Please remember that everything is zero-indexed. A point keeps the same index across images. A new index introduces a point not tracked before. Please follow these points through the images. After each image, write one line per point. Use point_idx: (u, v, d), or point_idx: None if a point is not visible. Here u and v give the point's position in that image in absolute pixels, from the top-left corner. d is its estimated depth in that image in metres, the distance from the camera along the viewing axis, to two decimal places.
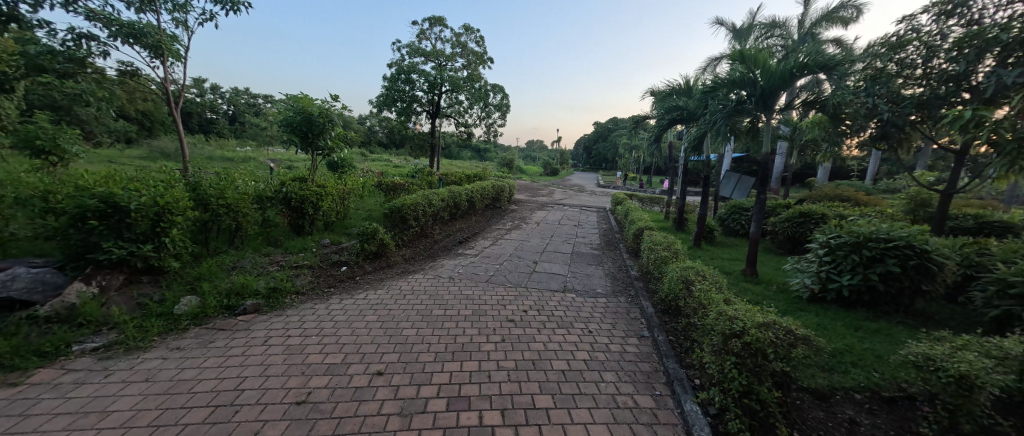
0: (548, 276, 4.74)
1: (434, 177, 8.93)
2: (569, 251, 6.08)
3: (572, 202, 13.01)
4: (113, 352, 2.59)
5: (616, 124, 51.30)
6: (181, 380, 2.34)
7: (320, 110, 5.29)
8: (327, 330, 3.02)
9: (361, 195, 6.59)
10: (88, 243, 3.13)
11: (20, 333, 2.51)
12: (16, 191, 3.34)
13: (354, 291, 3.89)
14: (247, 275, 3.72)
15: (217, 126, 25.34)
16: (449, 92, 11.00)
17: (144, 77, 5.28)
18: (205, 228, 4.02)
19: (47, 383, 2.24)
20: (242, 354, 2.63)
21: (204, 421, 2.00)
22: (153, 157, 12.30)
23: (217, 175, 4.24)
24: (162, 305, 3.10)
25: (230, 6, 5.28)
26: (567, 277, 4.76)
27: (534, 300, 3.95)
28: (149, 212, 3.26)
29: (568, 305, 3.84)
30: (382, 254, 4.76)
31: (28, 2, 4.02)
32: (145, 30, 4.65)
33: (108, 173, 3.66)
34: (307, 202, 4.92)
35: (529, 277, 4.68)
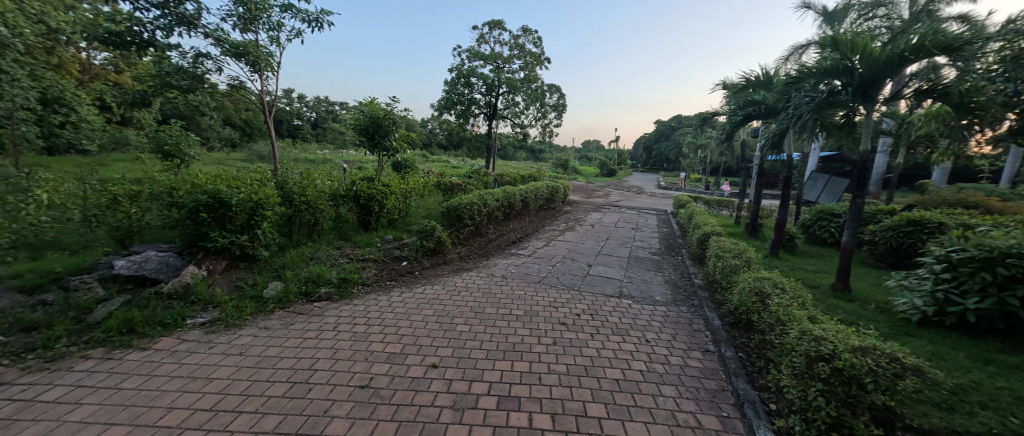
0: (603, 280, 4.58)
1: (491, 177, 9.08)
2: (626, 255, 5.82)
3: (631, 204, 12.50)
4: (215, 327, 2.96)
5: (681, 123, 48.49)
6: (267, 356, 2.59)
7: (387, 114, 5.61)
8: (389, 320, 3.18)
9: (422, 194, 6.89)
10: (200, 233, 3.61)
11: (149, 306, 2.96)
12: (149, 187, 3.96)
13: (413, 285, 4.07)
14: (322, 265, 4.05)
15: (302, 131, 28.22)
16: (506, 94, 11.11)
17: (246, 90, 5.97)
18: (289, 222, 4.46)
19: (166, 349, 2.62)
20: (316, 337, 2.86)
21: (284, 395, 2.18)
22: (251, 159, 14.02)
23: (300, 175, 4.68)
24: (254, 288, 3.48)
25: (315, 24, 5.81)
26: (623, 282, 4.55)
27: (588, 304, 3.82)
28: (245, 206, 3.68)
29: (624, 311, 3.66)
30: (439, 251, 4.92)
31: (164, 30, 4.73)
32: (249, 48, 5.26)
33: (216, 173, 4.20)
34: (373, 200, 5.25)
35: (583, 280, 4.54)
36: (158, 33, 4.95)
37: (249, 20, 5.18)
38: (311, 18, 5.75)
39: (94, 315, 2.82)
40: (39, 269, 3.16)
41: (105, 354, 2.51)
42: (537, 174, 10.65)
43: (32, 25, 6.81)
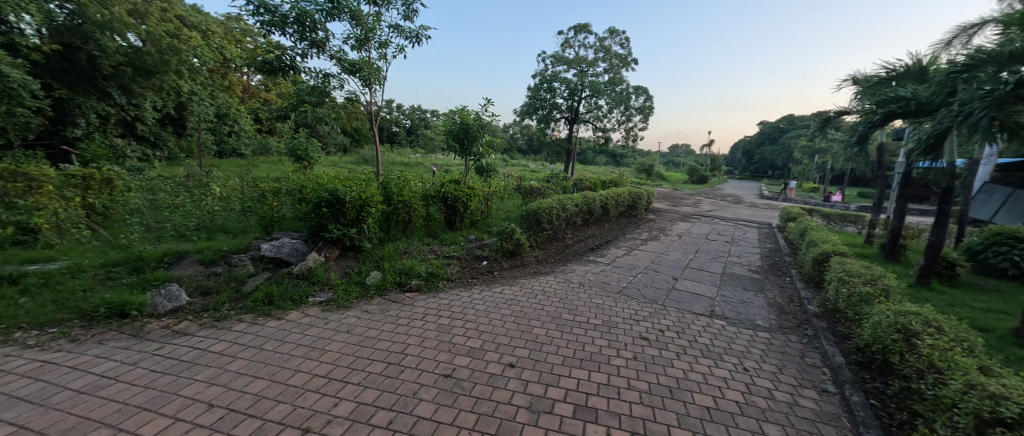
0: (692, 296, 4.21)
1: (570, 182, 9.00)
2: (720, 271, 5.27)
3: (727, 214, 11.30)
4: (329, 306, 3.42)
5: (795, 125, 42.43)
6: (368, 336, 2.92)
7: (475, 120, 5.91)
8: (469, 316, 3.35)
9: (503, 196, 7.11)
10: (321, 224, 4.21)
11: (282, 283, 3.55)
12: (285, 185, 4.75)
13: (492, 284, 4.22)
14: (413, 259, 4.42)
15: (398, 137, 31.17)
16: (589, 98, 10.92)
17: (358, 102, 6.80)
18: (388, 219, 4.96)
19: (294, 320, 3.11)
20: (406, 325, 3.14)
21: (380, 372, 2.43)
22: (356, 162, 15.93)
23: (398, 177, 5.18)
24: (358, 275, 3.94)
25: (415, 40, 6.38)
26: (716, 300, 4.13)
27: (674, 320, 3.55)
28: (355, 203, 4.21)
29: (718, 333, 3.31)
30: (518, 253, 5.02)
31: (301, 54, 5.64)
32: (363, 65, 6.00)
33: (333, 174, 4.87)
34: (459, 201, 5.58)
35: (669, 295, 4.22)
36: (296, 57, 5.90)
37: (364, 40, 5.91)
38: (413, 34, 6.34)
39: (245, 287, 3.47)
40: (211, 247, 4.01)
41: (253, 320, 3.07)
42: (619, 179, 10.27)
43: (212, 56, 8.67)
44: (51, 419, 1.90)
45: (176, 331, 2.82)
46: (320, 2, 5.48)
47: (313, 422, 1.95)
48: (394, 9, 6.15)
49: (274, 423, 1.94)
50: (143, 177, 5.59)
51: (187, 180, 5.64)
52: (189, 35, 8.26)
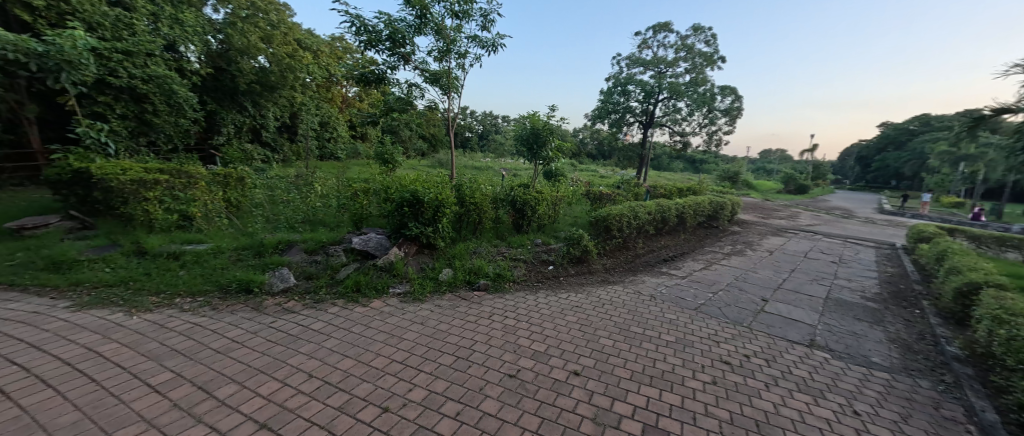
0: (784, 321, 3.76)
1: (642, 189, 8.62)
2: (820, 295, 4.62)
3: (833, 231, 9.84)
4: (407, 298, 3.71)
5: (926, 127, 35.61)
6: (440, 330, 3.12)
7: (545, 125, 5.95)
8: (535, 319, 3.39)
9: (571, 202, 7.07)
10: (401, 223, 4.59)
11: (368, 273, 3.94)
12: (373, 186, 5.28)
13: (558, 289, 4.20)
14: (482, 259, 4.59)
15: (471, 142, 32.54)
16: (666, 100, 10.37)
17: (437, 109, 7.27)
18: (460, 220, 5.22)
19: (377, 308, 3.43)
20: (474, 322, 3.28)
21: (450, 365, 2.59)
22: (433, 165, 16.98)
23: (471, 181, 5.46)
24: (432, 271, 4.21)
25: (492, 49, 6.65)
26: (814, 328, 3.64)
27: (761, 346, 3.21)
28: (432, 204, 4.53)
29: (817, 366, 2.93)
30: (584, 260, 4.95)
31: (391, 67, 6.22)
32: (443, 76, 6.41)
33: (413, 176, 5.28)
34: (528, 205, 5.67)
35: (755, 317, 3.83)
36: (386, 70, 6.50)
37: (445, 51, 6.32)
38: (489, 44, 6.62)
39: (338, 275, 3.91)
40: (314, 238, 4.60)
41: (344, 304, 3.46)
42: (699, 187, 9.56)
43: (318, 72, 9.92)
44: (197, 370, 2.34)
45: (284, 308, 3.29)
46: (408, 19, 6.00)
47: (391, 403, 2.15)
48: (472, 21, 6.48)
49: (359, 399, 2.17)
50: (264, 176, 6.60)
51: (296, 180, 6.56)
52: (300, 55, 9.90)
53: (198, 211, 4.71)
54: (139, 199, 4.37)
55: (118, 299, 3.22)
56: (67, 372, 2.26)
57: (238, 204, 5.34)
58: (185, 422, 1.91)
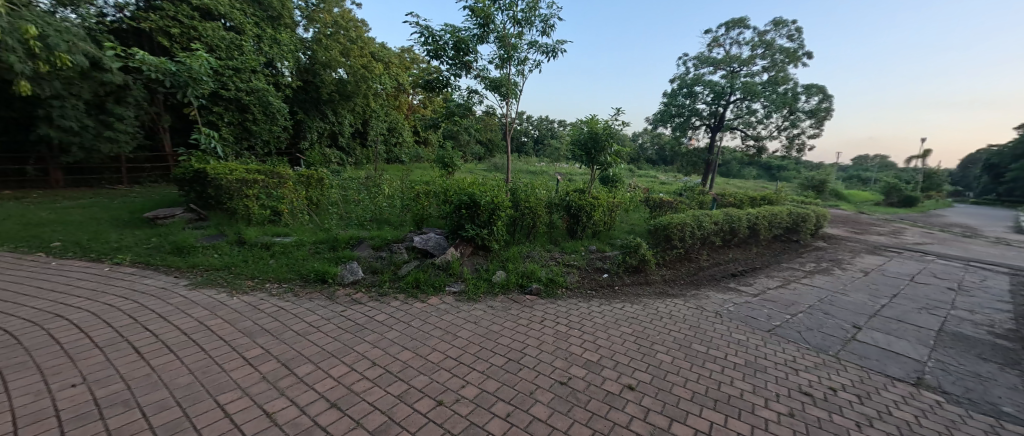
0: (885, 351, 3.14)
1: (708, 196, 8.14)
2: (933, 324, 3.83)
3: (944, 250, 8.45)
4: (462, 297, 3.85)
5: None
6: (492, 330, 3.20)
7: (605, 129, 5.87)
8: (587, 326, 3.35)
9: (628, 208, 6.89)
10: (458, 224, 4.79)
11: (427, 271, 4.15)
12: (434, 188, 5.57)
13: (613, 299, 4.02)
14: (535, 263, 4.64)
15: (527, 147, 32.92)
16: (740, 101, 9.70)
17: (496, 115, 7.50)
18: (515, 223, 5.31)
19: (434, 305, 3.61)
20: (526, 326, 3.32)
21: (501, 366, 2.65)
22: (489, 169, 17.38)
23: (526, 186, 5.58)
24: (486, 272, 4.33)
25: (552, 54, 6.72)
26: (923, 356, 3.10)
27: (852, 377, 2.71)
28: (488, 207, 4.68)
29: (923, 401, 2.46)
30: (642, 270, 4.73)
31: (454, 75, 6.53)
32: (503, 82, 6.60)
33: (472, 179, 5.52)
34: (583, 210, 5.63)
35: (848, 341, 3.30)
36: (449, 78, 6.83)
37: (506, 59, 6.50)
38: (549, 49, 6.69)
39: (400, 271, 4.17)
40: (380, 236, 4.95)
41: (404, 299, 3.69)
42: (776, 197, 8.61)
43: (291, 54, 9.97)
44: (281, 349, 2.64)
45: (352, 298, 3.59)
46: (473, 29, 6.26)
47: (445, 397, 2.26)
48: (533, 28, 6.62)
49: (416, 390, 2.30)
50: (339, 178, 7.25)
51: (366, 182, 7.13)
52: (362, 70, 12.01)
53: (286, 207, 5.33)
54: (241, 196, 5.14)
55: (222, 280, 3.74)
56: (184, 341, 2.68)
57: (318, 202, 5.96)
58: (272, 394, 2.18)
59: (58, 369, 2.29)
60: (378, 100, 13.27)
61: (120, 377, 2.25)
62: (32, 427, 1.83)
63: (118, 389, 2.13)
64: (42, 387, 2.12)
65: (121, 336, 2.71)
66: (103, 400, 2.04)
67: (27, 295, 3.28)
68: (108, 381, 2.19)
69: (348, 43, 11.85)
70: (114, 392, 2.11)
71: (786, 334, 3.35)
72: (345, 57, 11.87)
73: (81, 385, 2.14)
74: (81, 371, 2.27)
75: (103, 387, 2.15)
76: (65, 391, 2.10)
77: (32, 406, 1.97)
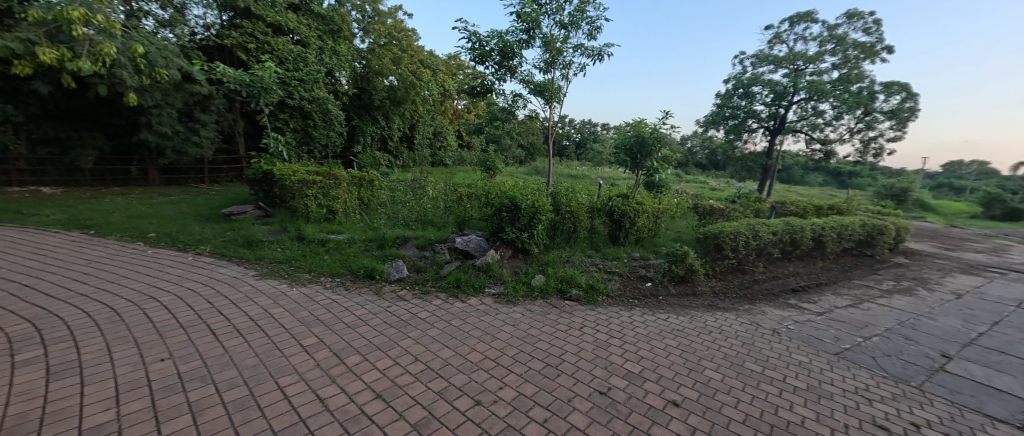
0: (978, 384, 2.76)
1: (766, 204, 7.60)
2: None
3: None
4: (501, 299, 3.87)
5: None
6: (530, 334, 3.18)
7: (652, 133, 5.67)
8: (628, 336, 3.24)
9: (674, 215, 6.61)
10: (498, 227, 4.84)
11: (468, 272, 4.22)
12: (475, 191, 5.67)
13: (656, 309, 3.85)
14: (575, 269, 4.56)
15: (568, 150, 32.66)
16: (804, 102, 8.98)
17: (539, 119, 7.50)
18: (555, 228, 5.27)
19: (473, 305, 3.66)
20: (565, 331, 3.27)
21: (539, 371, 2.62)
22: (530, 173, 17.43)
23: (567, 190, 5.53)
24: (525, 276, 4.33)
25: (597, 57, 6.62)
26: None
27: (938, 410, 2.41)
28: (529, 210, 4.69)
29: None
30: (689, 281, 4.47)
31: (499, 80, 6.62)
32: (547, 86, 6.60)
33: (513, 183, 5.57)
34: (626, 216, 5.47)
35: (931, 370, 2.93)
36: (494, 82, 6.94)
37: (551, 63, 6.50)
38: (595, 52, 6.60)
39: (442, 270, 4.28)
40: (424, 236, 5.12)
41: (446, 298, 3.78)
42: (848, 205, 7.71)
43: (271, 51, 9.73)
44: (333, 339, 2.81)
45: (397, 295, 3.74)
46: (519, 33, 6.33)
47: (483, 397, 2.28)
48: (580, 30, 6.57)
49: (455, 388, 2.35)
50: (388, 180, 7.60)
51: (412, 184, 7.42)
52: (411, 77, 12.55)
53: (340, 207, 5.67)
54: (302, 195, 5.58)
55: (282, 272, 4.05)
56: (251, 326, 2.94)
57: (368, 202, 6.28)
58: (324, 380, 2.31)
59: (151, 344, 2.60)
60: (425, 105, 13.79)
61: (199, 355, 2.50)
62: (130, 394, 2.09)
63: (197, 366, 2.37)
64: (138, 359, 2.42)
65: (201, 318, 3.02)
66: (185, 374, 2.28)
67: (128, 278, 3.76)
68: (189, 358, 2.45)
69: (399, 52, 12.48)
70: (193, 368, 2.36)
71: (855, 358, 3.03)
72: (396, 64, 12.45)
73: (168, 360, 2.41)
74: (169, 348, 2.56)
75: (185, 363, 2.40)
76: (156, 364, 2.37)
77: (130, 375, 2.25)
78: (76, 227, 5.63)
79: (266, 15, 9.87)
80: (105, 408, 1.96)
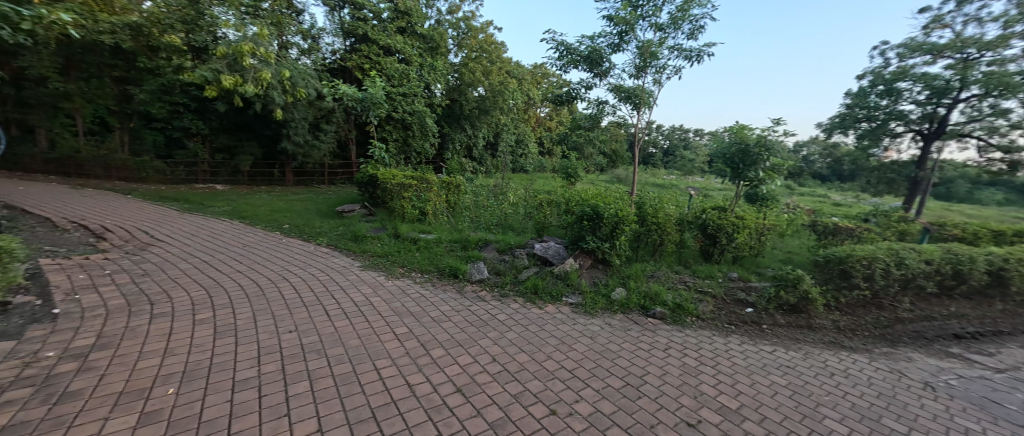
0: None
1: (914, 226, 6.21)
2: None
3: None
4: (578, 309, 3.74)
5: None
6: (608, 349, 3.01)
7: (758, 140, 5.05)
8: (724, 364, 2.87)
9: (783, 233, 5.78)
10: (579, 235, 4.73)
11: (546, 279, 4.18)
12: (556, 198, 5.63)
13: (759, 339, 3.37)
14: (660, 285, 4.23)
15: (654, 158, 31.05)
16: (979, 99, 7.13)
17: (626, 125, 7.20)
18: (639, 239, 4.97)
19: (550, 313, 3.60)
20: (647, 350, 3.02)
21: (619, 390, 2.44)
22: (612, 181, 16.90)
23: (654, 200, 5.18)
24: (605, 288, 4.14)
25: (696, 59, 6.13)
26: None
27: None
28: (611, 220, 4.50)
29: None
30: (804, 310, 3.82)
31: (585, 86, 6.52)
32: (636, 91, 6.31)
33: (595, 191, 5.42)
34: (722, 231, 4.91)
35: None
36: (580, 89, 6.85)
37: (642, 67, 6.22)
38: (694, 53, 6.12)
39: (520, 275, 4.32)
40: (504, 241, 5.23)
41: (523, 303, 3.78)
42: None
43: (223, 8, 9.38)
44: (421, 331, 3.00)
45: (477, 295, 3.85)
46: (609, 38, 6.17)
47: (558, 407, 2.20)
48: (678, 31, 6.16)
49: (530, 394, 2.30)
50: (472, 185, 7.99)
51: (495, 189, 7.70)
52: (498, 87, 13.08)
53: (430, 209, 6.11)
54: (399, 197, 6.13)
55: (379, 265, 4.46)
56: (357, 310, 3.29)
57: (454, 205, 6.65)
58: (412, 368, 2.47)
59: (283, 317, 3.07)
60: (510, 114, 14.25)
61: (317, 330, 2.88)
62: (267, 356, 2.48)
63: (315, 340, 2.73)
64: (274, 328, 2.87)
65: (319, 299, 3.48)
66: (306, 346, 2.64)
67: (266, 261, 4.51)
68: (310, 333, 2.84)
69: (488, 65, 13.12)
70: (312, 341, 2.71)
71: None
72: (486, 76, 13.12)
73: (295, 332, 2.82)
74: (295, 322, 2.99)
75: (307, 336, 2.79)
76: (286, 334, 2.79)
77: (268, 341, 2.68)
78: (234, 217, 6.94)
79: (380, 39, 11.15)
80: (251, 365, 2.35)
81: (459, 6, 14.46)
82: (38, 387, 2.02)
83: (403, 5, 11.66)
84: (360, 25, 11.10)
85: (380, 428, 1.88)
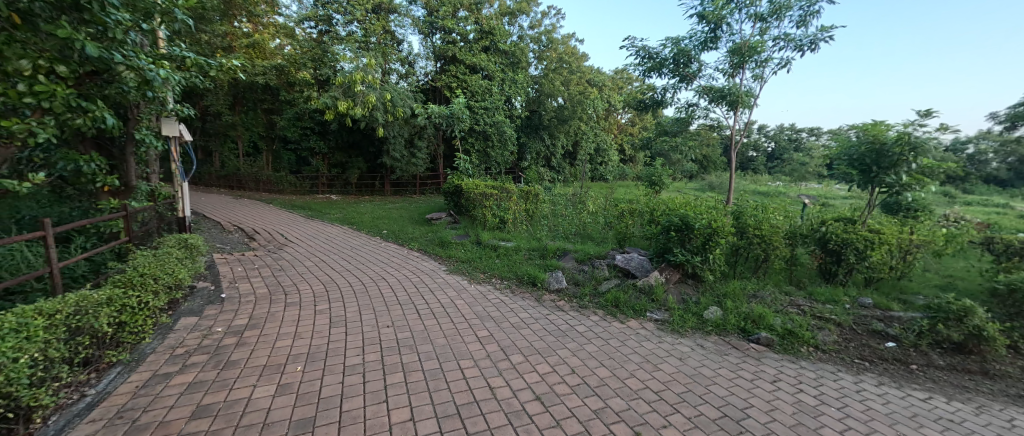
0: None
1: None
2: None
3: None
4: (664, 326, 3.47)
5: None
6: (701, 373, 2.73)
7: (899, 138, 4.17)
8: (852, 407, 2.40)
9: (938, 251, 4.66)
10: (666, 247, 4.42)
11: (628, 293, 3.98)
12: (640, 208, 5.36)
13: (905, 382, 2.74)
14: (766, 307, 3.72)
15: (755, 163, 27.97)
16: None
17: (720, 128, 6.60)
18: (738, 253, 4.48)
19: (633, 328, 3.41)
20: (750, 380, 2.67)
21: (714, 421, 2.18)
22: (703, 189, 15.60)
23: (757, 209, 4.62)
24: (696, 306, 3.79)
25: (808, 48, 5.38)
26: None
27: None
28: (704, 231, 4.11)
29: None
30: (973, 351, 3.03)
31: (671, 89, 6.17)
32: (730, 90, 5.76)
33: (683, 199, 5.05)
34: (849, 246, 4.13)
35: None
36: (666, 92, 6.49)
37: (738, 63, 5.66)
38: (805, 42, 5.38)
39: (601, 287, 4.17)
40: (585, 251, 5.14)
41: (604, 315, 3.65)
42: None
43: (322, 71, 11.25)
44: (501, 336, 3.07)
45: (556, 305, 3.83)
46: (698, 36, 5.76)
47: (643, 429, 2.05)
48: (785, 19, 5.49)
49: (611, 412, 2.20)
50: (552, 195, 8.06)
51: (573, 198, 7.65)
52: (578, 96, 13.08)
53: (510, 217, 6.30)
54: (483, 206, 6.43)
55: (463, 270, 4.71)
56: (443, 311, 3.52)
57: (533, 213, 6.75)
58: (493, 371, 2.55)
59: (383, 313, 3.42)
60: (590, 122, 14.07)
61: (409, 327, 3.15)
62: (369, 347, 2.77)
63: (407, 336, 2.98)
64: (376, 323, 3.20)
65: (412, 299, 3.81)
66: (401, 341, 2.89)
67: (367, 263, 5.09)
68: (403, 328, 3.11)
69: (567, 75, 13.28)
70: (405, 336, 2.97)
71: None
72: (565, 86, 13.25)
73: (391, 328, 3.11)
74: (392, 318, 3.31)
75: (401, 332, 3.05)
76: (385, 329, 3.09)
77: (370, 333, 3.00)
78: (345, 223, 7.95)
79: (466, 59, 11.97)
80: (358, 353, 2.65)
81: (540, 21, 14.81)
82: (211, 354, 2.54)
83: (488, 24, 12.33)
84: (449, 47, 12.00)
85: (464, 426, 1.96)
